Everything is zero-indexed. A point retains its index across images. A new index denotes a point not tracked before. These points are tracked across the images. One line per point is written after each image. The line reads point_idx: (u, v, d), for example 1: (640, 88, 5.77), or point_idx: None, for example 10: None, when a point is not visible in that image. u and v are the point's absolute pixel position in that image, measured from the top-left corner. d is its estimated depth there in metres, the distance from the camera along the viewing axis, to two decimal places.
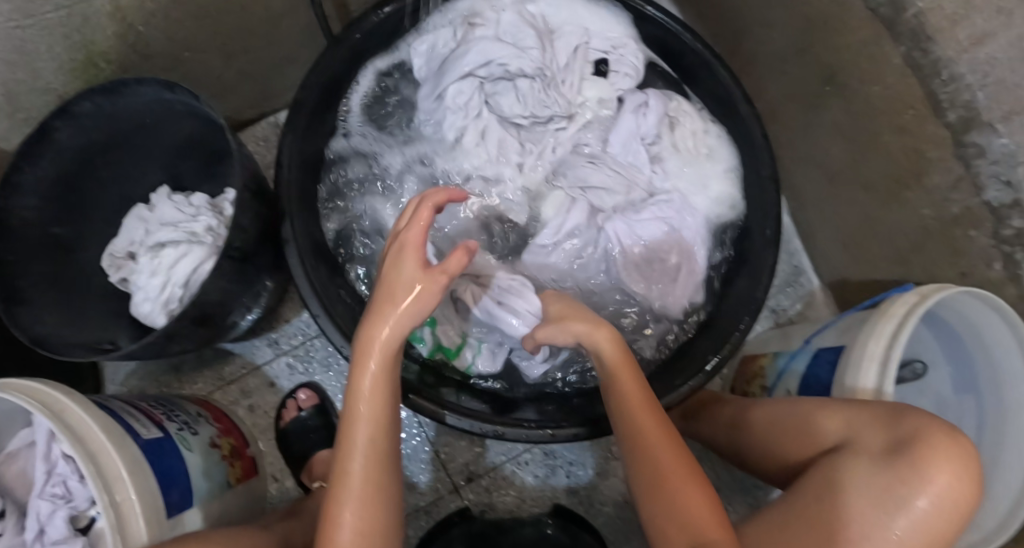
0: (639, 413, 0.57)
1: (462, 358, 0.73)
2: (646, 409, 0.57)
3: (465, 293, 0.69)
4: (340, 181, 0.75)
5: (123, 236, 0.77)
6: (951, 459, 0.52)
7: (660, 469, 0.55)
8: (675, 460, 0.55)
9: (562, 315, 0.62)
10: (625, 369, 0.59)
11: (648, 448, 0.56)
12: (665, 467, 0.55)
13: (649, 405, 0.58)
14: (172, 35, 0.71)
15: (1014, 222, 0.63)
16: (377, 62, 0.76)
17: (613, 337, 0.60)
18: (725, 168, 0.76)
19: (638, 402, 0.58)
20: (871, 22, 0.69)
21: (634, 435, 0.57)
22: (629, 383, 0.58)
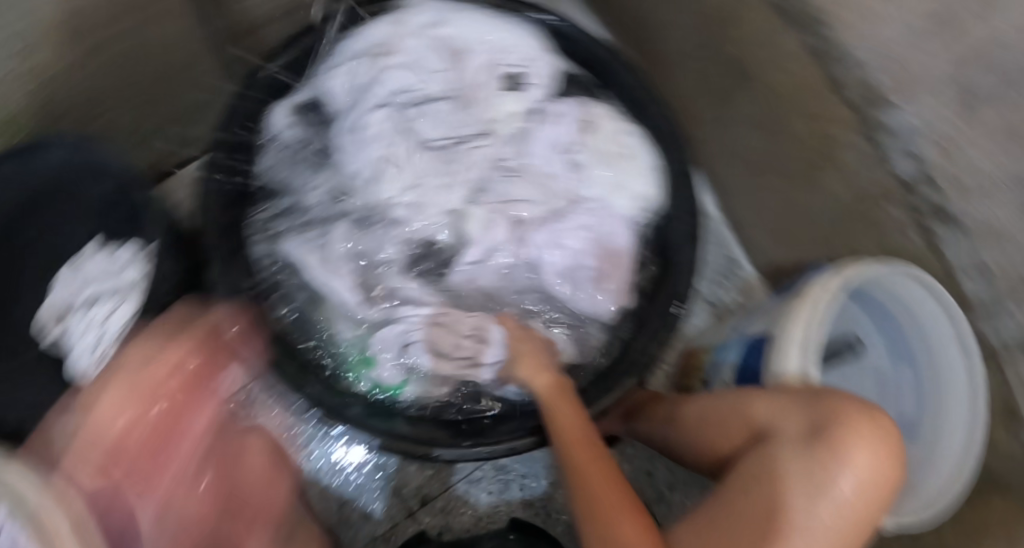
0: (575, 443, 0.60)
1: (408, 393, 0.72)
2: (581, 438, 0.60)
3: (424, 335, 0.72)
4: (262, 219, 0.74)
5: (54, 299, 0.74)
6: (869, 441, 0.54)
7: (591, 494, 0.59)
8: (607, 484, 0.59)
9: (519, 351, 0.68)
10: (560, 404, 0.62)
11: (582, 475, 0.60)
12: (595, 492, 0.59)
13: (585, 434, 0.60)
14: (85, 91, 0.72)
15: (930, 196, 0.65)
16: (296, 99, 0.75)
17: (551, 375, 0.65)
18: (648, 165, 0.74)
19: (576, 433, 0.60)
20: (765, 8, 0.71)
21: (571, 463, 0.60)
22: (564, 416, 0.62)
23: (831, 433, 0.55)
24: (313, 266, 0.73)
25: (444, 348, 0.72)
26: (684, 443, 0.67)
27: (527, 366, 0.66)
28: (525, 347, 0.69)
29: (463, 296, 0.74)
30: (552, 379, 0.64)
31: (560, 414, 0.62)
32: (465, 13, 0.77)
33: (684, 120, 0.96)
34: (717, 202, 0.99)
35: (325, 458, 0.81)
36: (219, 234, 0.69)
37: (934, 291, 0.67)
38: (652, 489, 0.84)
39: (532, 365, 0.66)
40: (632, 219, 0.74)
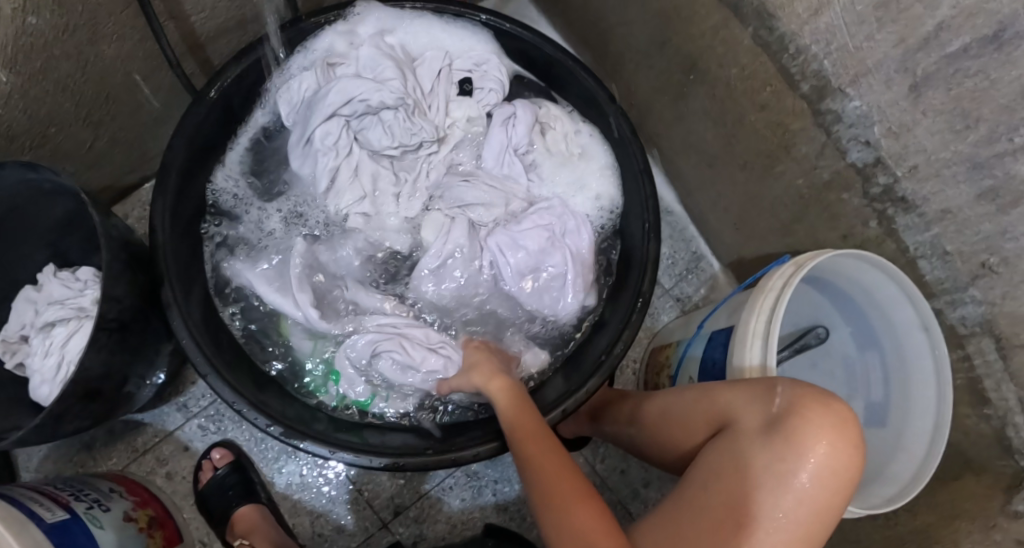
0: (528, 439, 0.58)
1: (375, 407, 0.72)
2: (534, 435, 0.58)
3: (391, 346, 0.69)
4: (221, 237, 0.75)
5: (14, 320, 0.76)
6: (826, 430, 0.53)
7: (544, 486, 0.55)
8: (563, 477, 0.55)
9: (473, 362, 0.68)
10: (514, 406, 0.62)
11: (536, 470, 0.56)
12: (549, 484, 0.55)
13: (539, 431, 0.59)
14: (34, 112, 0.69)
15: (880, 181, 0.66)
16: (257, 118, 0.77)
17: (504, 380, 0.65)
18: (601, 166, 0.77)
19: (530, 429, 0.59)
20: (716, 8, 0.72)
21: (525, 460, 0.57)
22: (517, 416, 0.61)
23: (789, 425, 0.54)
24: (270, 280, 0.72)
25: (408, 362, 0.69)
26: (648, 438, 0.67)
27: (482, 373, 0.66)
28: (481, 357, 0.69)
29: (424, 308, 0.74)
30: (506, 383, 0.64)
31: (513, 414, 0.61)
32: (416, 20, 0.77)
33: (640, 118, 0.97)
34: (679, 197, 0.99)
35: (295, 474, 0.79)
36: (171, 252, 0.67)
37: (892, 272, 0.66)
38: (626, 486, 0.85)
39: (486, 372, 0.66)
40: (588, 217, 0.76)
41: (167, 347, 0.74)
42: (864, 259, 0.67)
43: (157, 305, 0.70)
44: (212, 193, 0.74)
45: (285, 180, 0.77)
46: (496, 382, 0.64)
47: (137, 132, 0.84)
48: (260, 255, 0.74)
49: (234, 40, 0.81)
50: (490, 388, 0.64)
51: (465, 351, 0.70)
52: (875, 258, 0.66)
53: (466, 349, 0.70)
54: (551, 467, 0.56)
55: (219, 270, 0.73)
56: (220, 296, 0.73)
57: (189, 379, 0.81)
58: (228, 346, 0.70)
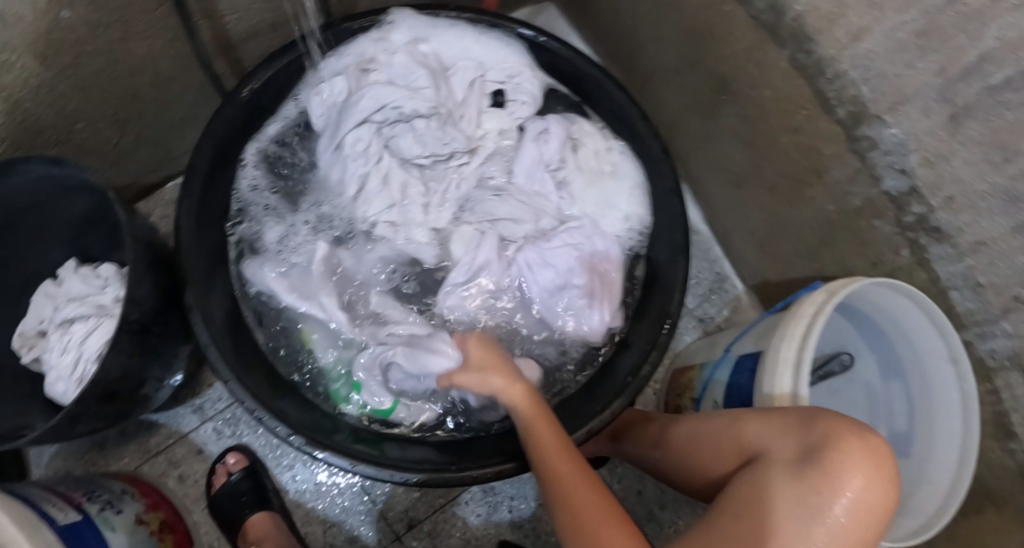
0: (558, 463, 0.57)
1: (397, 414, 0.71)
2: (565, 459, 0.57)
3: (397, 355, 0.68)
4: (244, 239, 0.73)
5: (32, 315, 0.75)
6: (861, 464, 0.52)
7: (581, 518, 0.54)
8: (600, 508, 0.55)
9: (483, 362, 0.65)
10: (538, 419, 0.60)
11: (569, 499, 0.55)
12: (586, 517, 0.54)
13: (568, 454, 0.57)
14: (60, 108, 0.70)
15: (914, 209, 0.65)
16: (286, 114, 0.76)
17: (521, 388, 0.62)
18: (632, 186, 0.76)
19: (558, 452, 0.57)
20: (753, 29, 0.71)
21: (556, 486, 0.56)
22: (543, 431, 0.59)
23: (824, 457, 0.54)
24: (284, 289, 0.70)
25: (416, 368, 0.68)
26: (672, 463, 0.66)
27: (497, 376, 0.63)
28: (492, 357, 0.65)
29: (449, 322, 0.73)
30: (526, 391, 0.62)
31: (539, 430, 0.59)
32: (451, 29, 0.76)
33: (669, 135, 0.97)
34: (704, 216, 0.99)
35: (310, 481, 0.78)
36: (193, 254, 0.66)
37: (918, 299, 0.65)
38: (642, 507, 0.84)
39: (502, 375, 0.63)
40: (618, 238, 0.76)
41: (185, 349, 0.73)
42: (895, 288, 0.66)
43: (180, 306, 0.69)
44: (236, 194, 0.73)
45: (310, 187, 0.76)
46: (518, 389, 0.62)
47: (163, 131, 0.83)
48: (282, 261, 0.72)
49: (264, 43, 0.80)
50: (512, 396, 0.62)
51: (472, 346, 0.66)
52: (905, 286, 0.65)
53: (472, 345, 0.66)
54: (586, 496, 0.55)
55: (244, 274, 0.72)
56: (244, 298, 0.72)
57: (206, 381, 0.80)
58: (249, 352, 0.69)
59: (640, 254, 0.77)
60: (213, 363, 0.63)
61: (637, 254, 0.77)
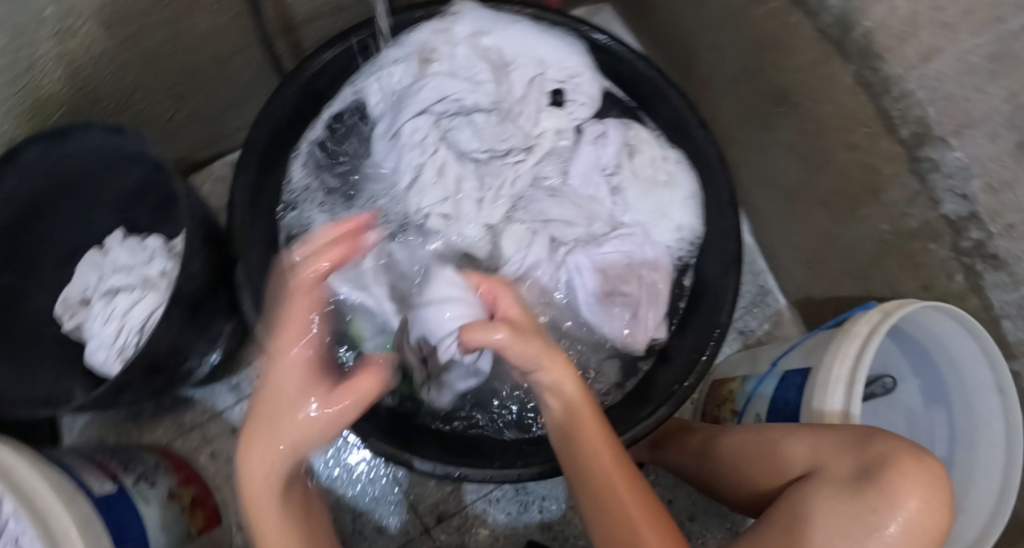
0: (606, 470, 0.52)
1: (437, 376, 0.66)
2: (614, 468, 0.52)
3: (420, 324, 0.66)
4: (294, 227, 0.73)
5: (76, 284, 0.74)
6: (918, 485, 0.51)
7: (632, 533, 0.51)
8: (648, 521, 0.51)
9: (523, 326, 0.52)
10: (588, 417, 0.53)
11: (615, 511, 0.52)
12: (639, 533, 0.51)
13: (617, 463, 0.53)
14: (120, 78, 0.70)
15: (973, 235, 0.63)
16: (345, 96, 0.75)
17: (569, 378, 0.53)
18: (685, 195, 0.76)
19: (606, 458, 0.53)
20: (818, 42, 0.70)
21: (601, 494, 0.52)
22: (592, 435, 0.53)
23: (879, 476, 0.53)
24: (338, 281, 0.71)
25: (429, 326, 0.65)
26: (719, 471, 0.67)
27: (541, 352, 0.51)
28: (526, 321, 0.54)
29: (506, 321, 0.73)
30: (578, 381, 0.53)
31: (587, 435, 0.53)
32: (514, 25, 0.76)
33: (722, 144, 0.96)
34: (753, 228, 0.99)
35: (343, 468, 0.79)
36: (248, 233, 0.67)
37: (971, 327, 0.64)
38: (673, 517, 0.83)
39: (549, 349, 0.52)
40: (668, 248, 0.76)
41: (229, 327, 0.73)
42: (952, 315, 0.65)
43: (229, 284, 0.69)
44: (291, 176, 0.74)
45: (365, 177, 0.76)
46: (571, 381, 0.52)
47: (217, 109, 0.83)
48: (332, 253, 0.72)
49: (325, 26, 0.80)
50: (561, 387, 0.53)
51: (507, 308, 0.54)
52: (965, 316, 0.63)
53: (506, 309, 0.54)
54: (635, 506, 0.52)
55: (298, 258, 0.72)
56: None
57: (245, 360, 0.81)
58: None
59: (688, 265, 0.78)
60: (261, 345, 0.63)
61: (685, 265, 0.78)
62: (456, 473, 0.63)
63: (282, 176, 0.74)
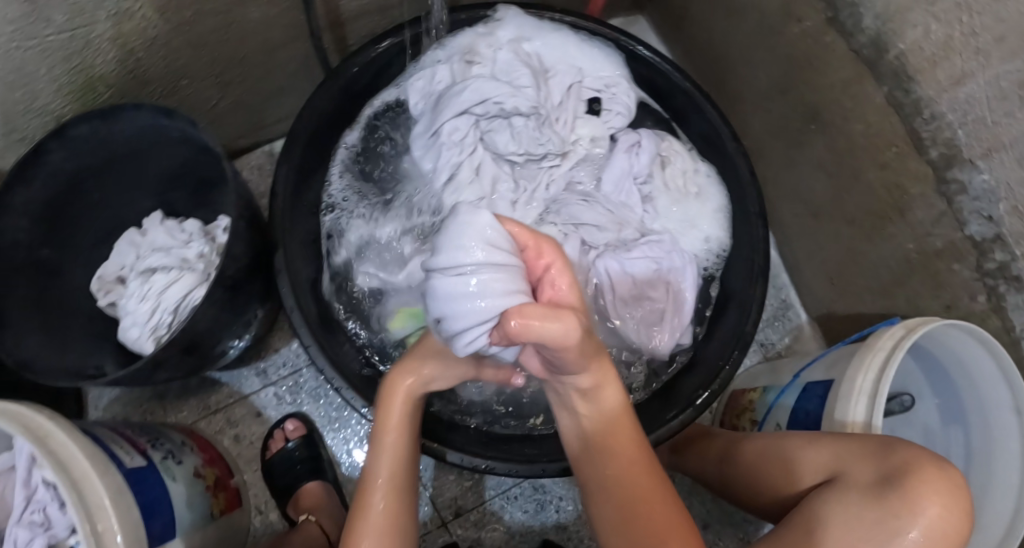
0: (634, 481, 0.51)
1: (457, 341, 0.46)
2: (643, 479, 0.51)
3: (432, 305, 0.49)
4: (335, 226, 0.76)
5: (114, 260, 0.77)
6: (941, 493, 0.52)
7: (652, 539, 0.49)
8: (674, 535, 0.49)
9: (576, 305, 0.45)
10: (623, 430, 0.52)
11: (638, 523, 0.50)
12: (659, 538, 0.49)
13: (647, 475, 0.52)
14: (170, 62, 0.71)
15: (996, 256, 0.65)
16: (387, 95, 0.79)
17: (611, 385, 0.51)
18: (715, 207, 0.80)
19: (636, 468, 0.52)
20: (852, 62, 0.72)
21: (626, 506, 0.51)
22: (624, 447, 0.52)
23: (901, 482, 0.54)
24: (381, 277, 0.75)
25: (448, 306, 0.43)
26: (740, 476, 0.70)
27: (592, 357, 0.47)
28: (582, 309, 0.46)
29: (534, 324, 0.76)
30: (618, 391, 0.52)
31: (619, 448, 0.52)
32: (555, 33, 0.79)
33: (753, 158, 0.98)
34: (777, 243, 1.01)
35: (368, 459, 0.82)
36: (287, 225, 0.68)
37: (990, 345, 0.64)
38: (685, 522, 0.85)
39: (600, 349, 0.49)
40: (696, 257, 0.79)
41: (263, 311, 0.75)
42: (974, 336, 0.65)
43: (267, 269, 0.71)
44: (332, 175, 0.77)
45: (404, 175, 0.80)
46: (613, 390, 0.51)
47: (260, 99, 0.85)
48: (376, 248, 0.77)
49: (371, 23, 0.82)
50: (601, 396, 0.51)
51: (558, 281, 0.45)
52: (983, 336, 0.64)
53: (562, 297, 0.45)
54: (659, 519, 0.50)
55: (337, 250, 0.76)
56: (328, 279, 0.75)
57: (273, 346, 0.83)
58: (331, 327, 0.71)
59: (714, 276, 0.81)
60: (296, 328, 0.65)
61: (711, 276, 0.81)
62: (483, 466, 0.66)
63: (323, 170, 0.76)
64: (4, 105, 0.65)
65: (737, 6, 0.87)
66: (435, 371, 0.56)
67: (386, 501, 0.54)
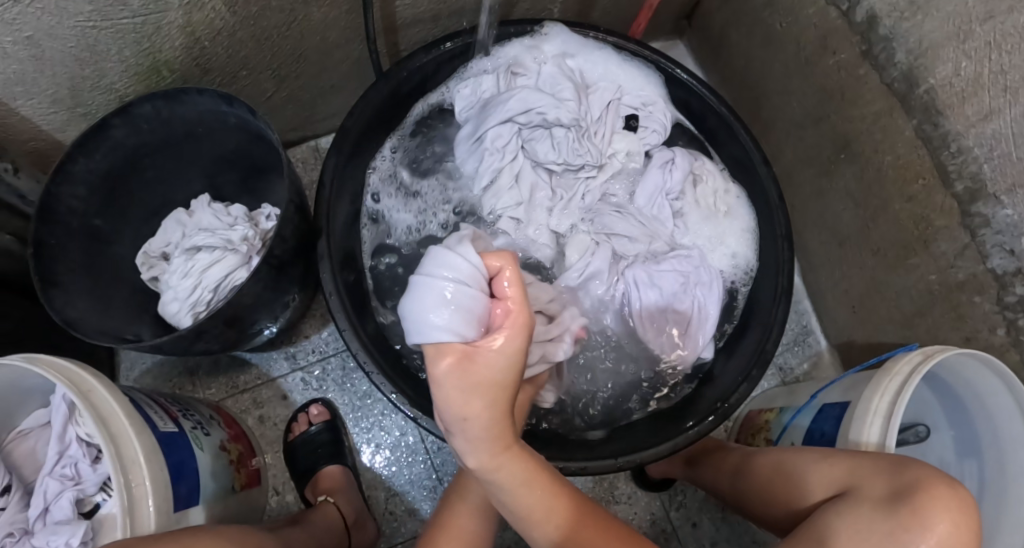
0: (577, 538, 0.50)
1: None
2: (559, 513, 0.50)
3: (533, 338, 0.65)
4: (380, 222, 0.82)
5: (160, 237, 0.80)
6: (952, 511, 0.52)
7: None
8: None
9: (462, 384, 0.42)
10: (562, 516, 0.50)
11: None
12: None
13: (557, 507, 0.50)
14: (233, 53, 0.74)
15: (1017, 290, 0.66)
16: (415, 113, 0.84)
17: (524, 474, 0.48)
18: (742, 228, 0.84)
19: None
20: (884, 95, 0.75)
21: None
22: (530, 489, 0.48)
23: (914, 498, 0.53)
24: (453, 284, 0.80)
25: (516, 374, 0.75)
26: (756, 489, 0.70)
27: (487, 417, 0.44)
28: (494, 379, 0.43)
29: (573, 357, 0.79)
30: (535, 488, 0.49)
31: (529, 493, 0.49)
32: (594, 50, 0.83)
33: (782, 184, 1.00)
34: (801, 271, 1.03)
35: (384, 450, 0.85)
36: (331, 213, 0.72)
37: (1007, 379, 0.65)
38: (695, 539, 0.89)
39: (495, 412, 0.44)
40: (722, 273, 0.83)
41: (299, 297, 0.78)
42: (986, 364, 0.65)
43: (307, 255, 0.74)
44: (374, 174, 0.81)
45: (446, 175, 0.85)
46: (506, 456, 0.47)
47: (312, 95, 0.89)
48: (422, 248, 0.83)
49: (424, 30, 0.86)
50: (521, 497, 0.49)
51: (483, 362, 0.41)
52: (996, 365, 0.64)
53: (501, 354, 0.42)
54: None
55: (381, 245, 0.81)
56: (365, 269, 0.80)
57: (304, 333, 0.87)
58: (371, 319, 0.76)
59: (738, 295, 0.84)
60: (335, 313, 0.68)
61: (735, 295, 0.84)
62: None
63: (370, 168, 0.81)
64: (74, 80, 0.68)
65: (776, 37, 0.90)
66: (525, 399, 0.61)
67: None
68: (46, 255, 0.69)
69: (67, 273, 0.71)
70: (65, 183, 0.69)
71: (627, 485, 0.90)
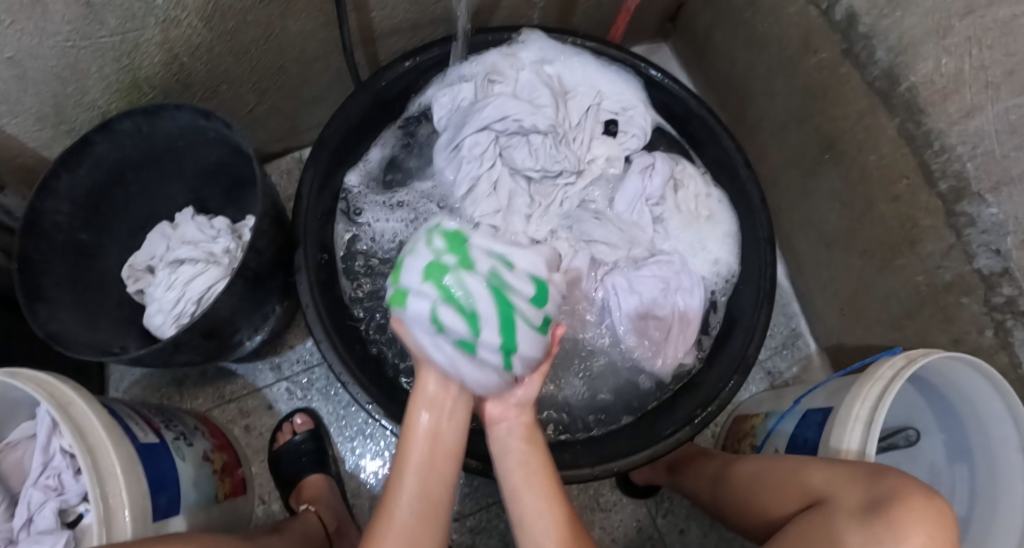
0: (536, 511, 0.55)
1: (453, 328, 0.54)
2: (557, 507, 0.54)
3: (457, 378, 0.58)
4: (369, 231, 0.83)
5: (145, 250, 0.82)
6: (927, 523, 0.51)
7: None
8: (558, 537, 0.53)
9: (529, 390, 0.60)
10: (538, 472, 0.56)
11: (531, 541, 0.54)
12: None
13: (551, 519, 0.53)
14: (213, 68, 0.75)
15: (1004, 291, 0.65)
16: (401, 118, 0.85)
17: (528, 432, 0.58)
18: (725, 232, 0.83)
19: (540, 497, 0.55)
20: (866, 93, 0.74)
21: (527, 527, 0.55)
22: (537, 467, 0.56)
23: (888, 509, 0.52)
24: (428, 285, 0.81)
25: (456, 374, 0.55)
26: (734, 499, 0.70)
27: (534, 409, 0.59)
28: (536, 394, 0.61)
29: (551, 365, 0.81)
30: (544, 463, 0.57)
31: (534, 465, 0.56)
32: (572, 55, 0.83)
33: (767, 186, 0.99)
34: (790, 273, 1.02)
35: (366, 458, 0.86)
36: (309, 225, 0.72)
37: (997, 383, 0.63)
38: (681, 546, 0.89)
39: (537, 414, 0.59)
40: (704, 279, 0.82)
41: (281, 307, 0.79)
42: (977, 369, 0.63)
43: (287, 267, 0.75)
44: (356, 184, 0.82)
45: (425, 181, 0.85)
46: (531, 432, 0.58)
47: (295, 107, 0.90)
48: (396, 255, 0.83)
49: (403, 40, 0.87)
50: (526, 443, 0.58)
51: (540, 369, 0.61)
52: (985, 367, 0.62)
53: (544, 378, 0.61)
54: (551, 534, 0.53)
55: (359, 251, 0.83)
56: (350, 280, 0.81)
57: (288, 343, 0.88)
58: (351, 328, 0.77)
59: (720, 300, 0.83)
60: (311, 324, 0.69)
61: (718, 299, 0.83)
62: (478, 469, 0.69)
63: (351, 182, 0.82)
64: (56, 99, 0.69)
65: (758, 37, 0.89)
66: (458, 402, 0.57)
67: (407, 528, 0.52)
68: (31, 270, 0.70)
69: (53, 289, 0.72)
70: (49, 199, 0.70)
71: (612, 491, 0.90)
